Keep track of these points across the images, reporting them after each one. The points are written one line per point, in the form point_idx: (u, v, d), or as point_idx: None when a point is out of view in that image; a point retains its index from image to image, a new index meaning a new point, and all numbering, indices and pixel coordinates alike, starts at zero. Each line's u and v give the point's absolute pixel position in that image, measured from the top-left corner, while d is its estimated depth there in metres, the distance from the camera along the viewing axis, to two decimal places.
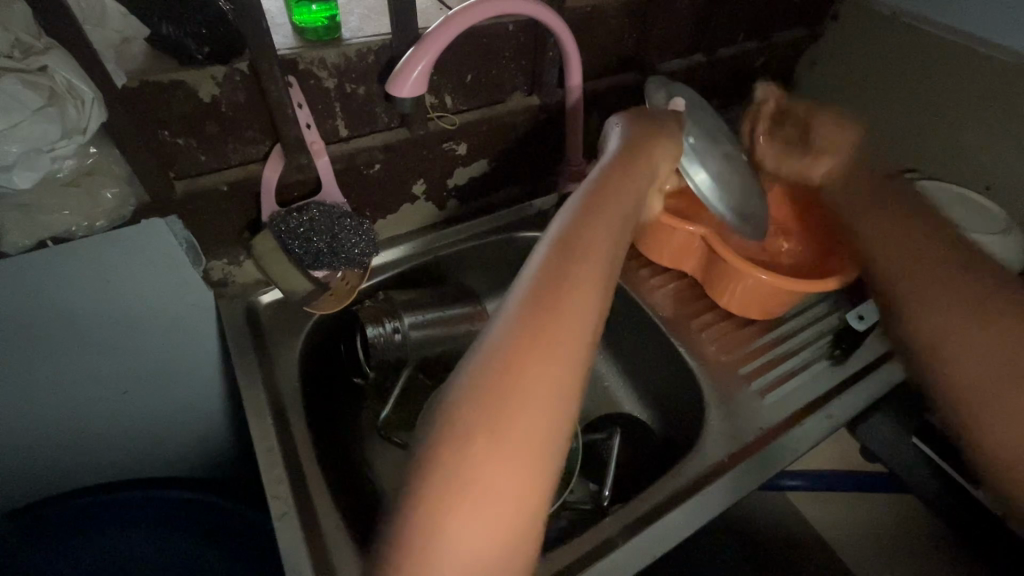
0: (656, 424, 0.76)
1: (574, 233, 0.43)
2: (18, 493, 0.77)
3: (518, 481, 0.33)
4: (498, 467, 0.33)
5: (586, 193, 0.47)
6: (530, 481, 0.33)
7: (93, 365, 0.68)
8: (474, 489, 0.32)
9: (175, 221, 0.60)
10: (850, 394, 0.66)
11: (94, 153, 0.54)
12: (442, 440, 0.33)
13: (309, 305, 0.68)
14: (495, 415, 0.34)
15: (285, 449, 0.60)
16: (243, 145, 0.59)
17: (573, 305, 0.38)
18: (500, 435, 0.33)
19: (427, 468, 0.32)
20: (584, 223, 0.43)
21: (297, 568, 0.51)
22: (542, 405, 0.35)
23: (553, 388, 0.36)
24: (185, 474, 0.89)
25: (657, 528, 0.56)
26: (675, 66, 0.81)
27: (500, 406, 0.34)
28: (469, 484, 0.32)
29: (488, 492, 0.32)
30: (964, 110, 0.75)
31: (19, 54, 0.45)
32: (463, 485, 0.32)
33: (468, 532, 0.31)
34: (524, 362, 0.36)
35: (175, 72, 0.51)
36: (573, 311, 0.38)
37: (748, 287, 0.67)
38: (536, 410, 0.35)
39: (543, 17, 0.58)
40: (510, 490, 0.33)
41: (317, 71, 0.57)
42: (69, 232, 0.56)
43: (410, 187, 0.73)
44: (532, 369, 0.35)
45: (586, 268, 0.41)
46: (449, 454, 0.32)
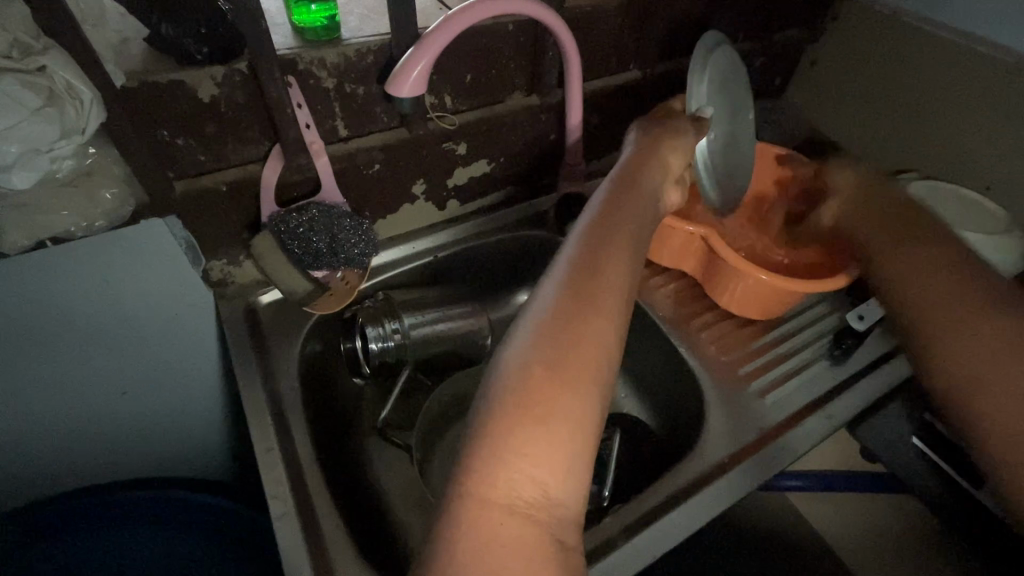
0: (656, 424, 0.76)
1: (597, 235, 0.46)
2: (17, 493, 0.77)
3: (560, 448, 0.36)
4: (534, 453, 0.35)
5: (602, 206, 0.50)
6: (574, 446, 0.36)
7: (94, 365, 0.68)
8: (525, 453, 0.35)
9: (174, 221, 0.60)
10: (850, 394, 0.66)
11: (94, 153, 0.54)
12: (483, 426, 0.36)
13: (310, 305, 0.68)
14: (526, 408, 0.36)
15: (284, 450, 0.60)
16: (243, 145, 0.59)
17: (595, 311, 0.41)
18: (546, 408, 0.36)
19: (471, 452, 0.35)
20: (606, 226, 0.47)
21: (297, 569, 0.51)
22: (574, 401, 0.37)
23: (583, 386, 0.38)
24: (185, 474, 0.89)
25: (657, 528, 0.56)
26: (675, 66, 0.80)
27: (545, 382, 0.37)
28: (508, 466, 0.35)
29: (536, 455, 0.35)
30: (965, 110, 0.75)
31: (19, 54, 0.45)
32: (503, 469, 0.35)
33: (507, 507, 0.33)
34: (555, 360, 0.38)
35: (175, 73, 0.51)
36: (604, 301, 0.42)
37: (748, 287, 0.67)
38: (568, 405, 0.37)
39: (543, 17, 0.58)
40: (545, 474, 0.35)
41: (317, 71, 0.57)
42: (68, 232, 0.55)
43: (410, 187, 0.73)
44: (572, 349, 0.39)
45: (613, 264, 0.44)
46: (487, 442, 0.35)
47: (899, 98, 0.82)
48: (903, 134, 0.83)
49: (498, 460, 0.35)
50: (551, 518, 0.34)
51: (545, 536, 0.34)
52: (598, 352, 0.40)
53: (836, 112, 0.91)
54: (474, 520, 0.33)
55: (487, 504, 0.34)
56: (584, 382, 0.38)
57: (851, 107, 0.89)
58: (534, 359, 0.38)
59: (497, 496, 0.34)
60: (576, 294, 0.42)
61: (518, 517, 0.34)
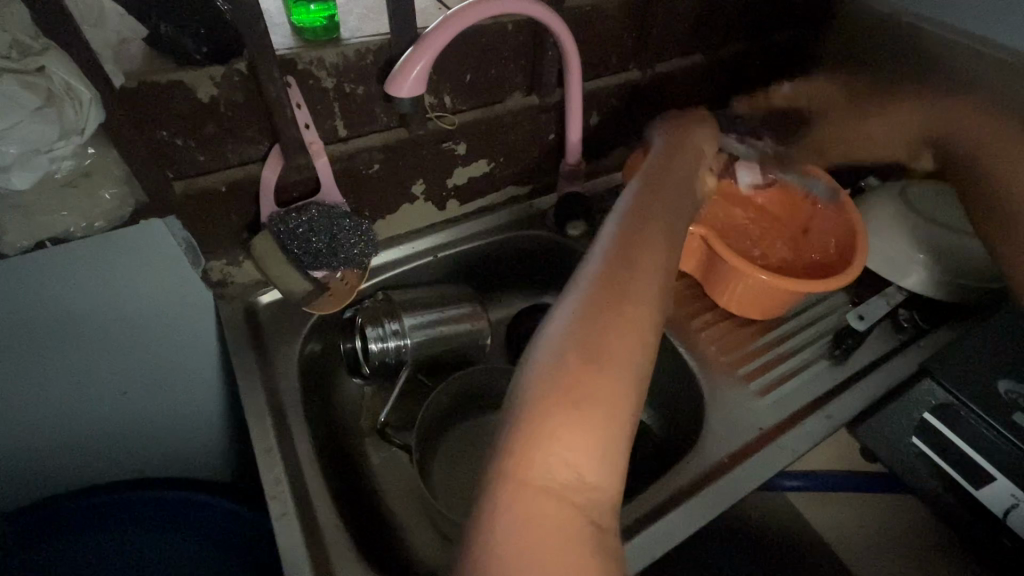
0: (657, 424, 0.76)
1: (630, 231, 0.48)
2: (17, 493, 0.77)
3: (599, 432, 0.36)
4: (574, 433, 0.35)
5: (628, 209, 0.51)
6: (610, 429, 0.36)
7: (94, 365, 0.68)
8: (564, 432, 0.35)
9: (174, 222, 0.61)
10: (849, 395, 0.66)
11: (93, 153, 0.53)
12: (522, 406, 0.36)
13: (309, 306, 0.67)
14: (565, 390, 0.36)
15: (284, 450, 0.60)
16: (243, 146, 0.59)
17: (630, 301, 0.42)
18: (582, 391, 0.37)
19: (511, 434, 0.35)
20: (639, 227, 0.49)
21: (297, 569, 0.51)
22: (614, 381, 0.38)
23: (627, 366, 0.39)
24: (184, 474, 0.89)
25: (658, 528, 0.56)
26: (675, 65, 0.80)
27: (582, 365, 0.38)
28: (550, 444, 0.35)
29: (573, 437, 0.35)
30: None
31: (17, 54, 0.45)
32: (544, 448, 0.35)
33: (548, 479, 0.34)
34: (595, 344, 0.39)
35: (174, 73, 0.51)
36: (636, 293, 0.43)
37: (746, 287, 0.67)
38: (609, 386, 0.37)
39: (543, 16, 0.58)
40: (588, 452, 0.35)
41: (316, 71, 0.57)
42: (67, 232, 0.55)
43: (410, 188, 0.73)
44: (609, 334, 0.40)
45: (644, 260, 0.45)
46: (526, 423, 0.35)
47: None
48: None
49: (535, 438, 0.35)
50: (586, 504, 0.34)
51: (583, 518, 0.34)
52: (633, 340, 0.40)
53: None
54: (512, 499, 0.33)
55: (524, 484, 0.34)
56: (623, 368, 0.38)
57: None
58: (573, 341, 0.39)
59: (535, 476, 0.34)
60: (609, 286, 0.43)
61: (558, 498, 0.34)
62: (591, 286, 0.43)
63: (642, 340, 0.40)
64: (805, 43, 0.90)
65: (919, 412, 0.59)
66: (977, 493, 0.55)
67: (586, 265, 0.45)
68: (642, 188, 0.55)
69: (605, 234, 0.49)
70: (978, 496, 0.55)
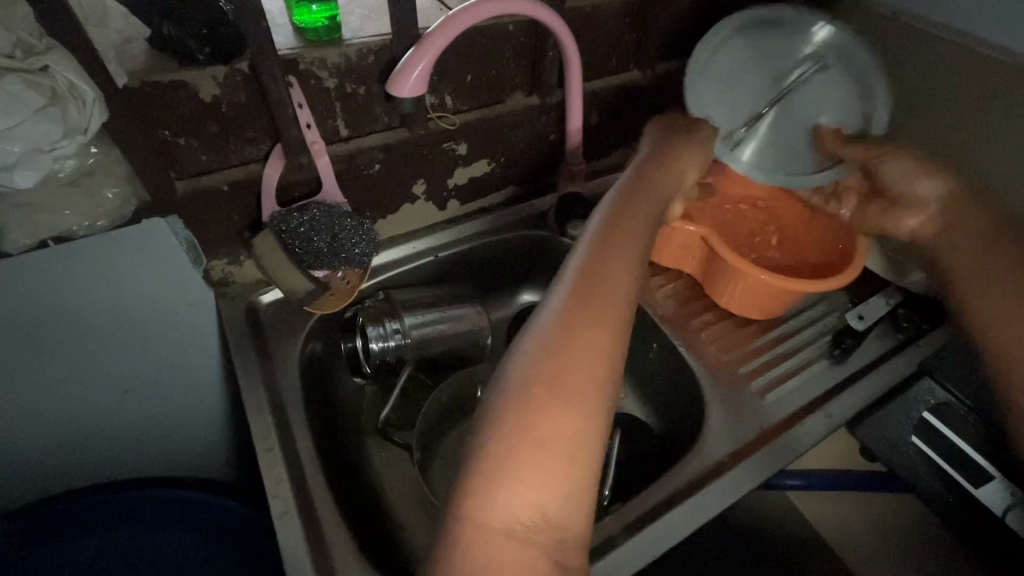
0: (656, 424, 0.76)
1: (602, 249, 0.46)
2: (19, 492, 0.77)
3: (561, 468, 0.35)
4: (534, 469, 0.35)
5: (604, 218, 0.49)
6: (573, 462, 0.36)
7: (96, 364, 0.68)
8: (522, 468, 0.35)
9: (174, 221, 0.59)
10: (848, 394, 0.66)
11: (95, 152, 0.54)
12: (484, 441, 0.36)
13: (309, 305, 0.68)
14: (524, 425, 0.36)
15: (284, 449, 0.60)
16: (245, 145, 0.59)
17: (594, 324, 0.41)
18: (540, 433, 0.36)
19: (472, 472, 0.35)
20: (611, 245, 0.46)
21: (298, 568, 0.51)
22: (578, 414, 0.37)
23: (591, 396, 0.38)
24: (184, 473, 0.89)
25: (658, 527, 0.56)
26: (674, 66, 0.81)
27: (544, 404, 0.37)
28: (510, 482, 0.35)
29: (534, 479, 0.35)
30: None
31: (21, 54, 0.46)
32: (503, 486, 0.35)
33: (507, 515, 0.34)
34: (558, 373, 0.38)
35: (176, 73, 0.52)
36: (604, 320, 0.41)
37: (746, 286, 0.67)
38: (570, 419, 0.37)
39: (543, 17, 0.58)
40: (549, 488, 0.35)
41: (317, 71, 0.57)
42: (70, 232, 0.56)
43: (410, 187, 0.74)
44: (571, 362, 0.39)
45: (614, 283, 0.44)
46: (485, 460, 0.35)
47: None
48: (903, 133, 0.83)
49: (492, 480, 0.35)
50: (550, 542, 0.34)
51: (545, 555, 0.34)
52: (599, 372, 0.39)
53: None
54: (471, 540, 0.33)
55: (482, 530, 0.34)
56: (587, 403, 0.38)
57: None
58: (534, 377, 0.38)
59: (491, 524, 0.34)
60: (576, 309, 0.42)
61: (519, 535, 0.34)
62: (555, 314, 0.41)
63: (608, 369, 0.40)
64: None
65: (919, 412, 0.60)
66: (976, 492, 0.55)
67: (556, 286, 0.44)
68: (622, 195, 0.53)
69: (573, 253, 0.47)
70: (977, 495, 0.55)
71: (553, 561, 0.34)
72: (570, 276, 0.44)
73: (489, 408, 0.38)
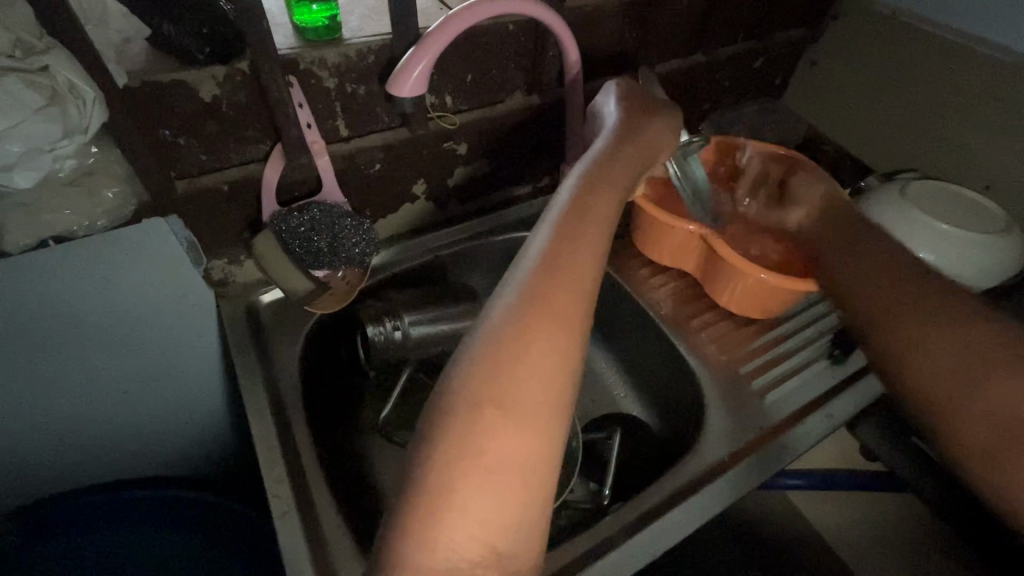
0: (657, 424, 0.76)
1: (560, 243, 0.42)
2: (19, 492, 0.77)
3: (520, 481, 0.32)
4: (491, 485, 0.31)
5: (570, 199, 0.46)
6: (534, 472, 0.32)
7: (95, 364, 0.68)
8: (478, 484, 0.30)
9: (175, 221, 0.60)
10: (848, 394, 0.67)
11: (96, 152, 0.55)
12: (435, 449, 0.31)
13: (310, 305, 0.67)
14: (481, 431, 0.32)
15: (284, 449, 0.60)
16: (244, 145, 0.59)
17: (559, 315, 0.38)
18: (490, 452, 0.31)
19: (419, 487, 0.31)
20: (569, 239, 0.42)
21: (298, 568, 0.51)
22: (542, 416, 0.33)
23: (555, 395, 0.35)
24: (184, 473, 0.89)
25: (658, 526, 0.56)
26: (674, 65, 0.81)
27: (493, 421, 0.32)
28: (463, 501, 0.30)
29: (482, 507, 0.30)
30: (966, 111, 0.75)
31: (21, 53, 0.45)
32: (455, 505, 0.30)
33: (460, 539, 0.30)
34: (519, 370, 0.34)
35: (176, 72, 0.51)
36: (564, 313, 0.38)
37: (746, 285, 0.67)
38: (534, 423, 0.33)
39: (543, 17, 0.58)
40: (506, 506, 0.31)
41: (317, 71, 0.57)
42: (70, 231, 0.56)
43: (410, 187, 0.74)
44: (533, 358, 0.35)
45: (571, 280, 0.40)
46: (435, 475, 0.31)
47: (899, 98, 0.82)
48: (903, 132, 0.83)
49: (441, 496, 0.30)
50: (506, 568, 0.30)
51: None
52: (561, 368, 0.36)
53: (837, 112, 0.91)
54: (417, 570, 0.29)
55: (422, 574, 0.29)
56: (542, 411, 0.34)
57: (850, 107, 0.89)
58: (480, 388, 0.33)
59: (432, 565, 0.29)
60: (538, 296, 0.38)
61: (471, 564, 0.30)
62: (507, 314, 0.37)
63: (564, 377, 0.35)
64: (804, 43, 0.90)
65: None
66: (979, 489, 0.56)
67: (518, 270, 0.40)
68: (589, 174, 0.50)
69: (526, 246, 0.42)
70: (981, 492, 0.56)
71: None
72: (533, 260, 0.40)
73: (437, 409, 0.33)
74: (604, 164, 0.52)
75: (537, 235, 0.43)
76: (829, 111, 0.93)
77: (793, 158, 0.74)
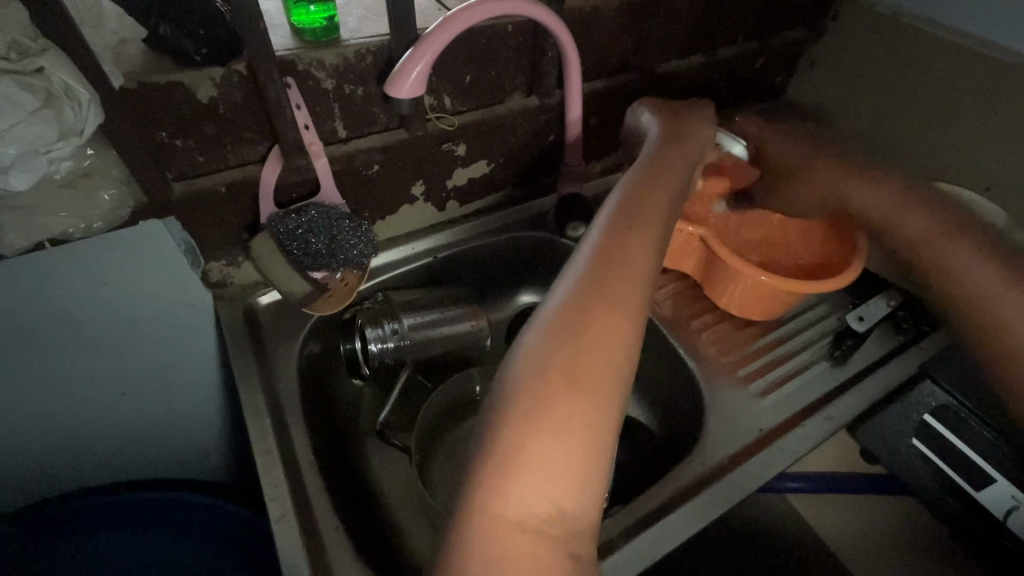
0: (656, 426, 0.76)
1: (604, 254, 0.47)
2: (18, 494, 0.77)
3: (575, 462, 0.36)
4: (547, 462, 0.36)
5: (611, 216, 0.52)
6: (589, 452, 0.37)
7: (94, 366, 0.68)
8: (538, 461, 0.36)
9: (173, 223, 0.60)
10: (851, 396, 0.66)
11: (91, 154, 0.54)
12: (498, 434, 0.37)
13: (308, 306, 0.67)
14: (537, 419, 0.37)
15: (283, 452, 0.60)
16: (242, 146, 0.59)
17: (604, 314, 0.43)
18: (539, 449, 0.36)
19: (487, 465, 0.36)
20: (614, 261, 0.47)
21: (296, 571, 0.51)
22: (595, 405, 0.38)
23: (607, 388, 0.39)
24: (182, 474, 0.89)
25: (657, 529, 0.56)
26: (674, 66, 0.80)
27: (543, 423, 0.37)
28: (525, 476, 0.35)
29: (536, 492, 0.35)
30: (967, 112, 0.74)
31: (16, 55, 0.45)
32: (519, 479, 0.35)
33: (524, 507, 0.35)
34: (571, 366, 0.40)
35: (172, 74, 0.51)
36: (613, 311, 0.43)
37: (747, 287, 0.67)
38: (585, 412, 0.38)
39: (542, 16, 0.58)
40: (565, 479, 0.36)
41: (315, 72, 0.57)
42: (66, 233, 0.55)
43: (409, 188, 0.73)
44: (582, 352, 0.40)
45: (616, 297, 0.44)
46: (500, 456, 0.36)
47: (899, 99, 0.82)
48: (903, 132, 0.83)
49: (505, 473, 0.35)
50: (567, 535, 0.35)
51: (560, 550, 0.34)
52: (611, 359, 0.40)
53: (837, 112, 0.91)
54: (488, 537, 0.34)
55: (494, 541, 0.34)
56: (588, 414, 0.38)
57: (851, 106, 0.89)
58: (529, 395, 0.38)
59: (505, 533, 0.34)
60: (585, 300, 0.43)
61: (536, 529, 0.34)
62: (553, 330, 0.42)
63: (617, 368, 0.40)
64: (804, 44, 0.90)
65: (919, 413, 0.60)
66: (977, 495, 0.56)
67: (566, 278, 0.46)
68: (630, 193, 0.55)
69: (572, 266, 0.47)
70: (979, 498, 0.56)
71: (571, 553, 0.35)
72: (579, 270, 0.46)
73: (501, 402, 0.38)
74: (639, 186, 0.57)
75: (583, 249, 0.49)
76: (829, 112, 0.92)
77: None
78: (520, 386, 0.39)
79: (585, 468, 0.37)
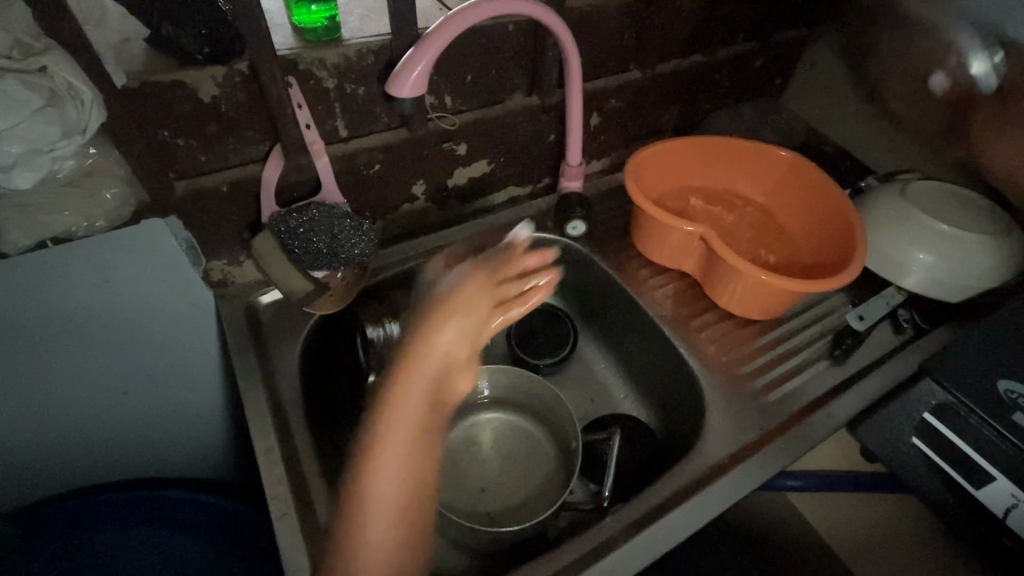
0: (656, 424, 0.76)
1: (406, 375, 0.59)
2: (20, 492, 0.78)
3: (381, 534, 0.51)
4: (381, 518, 0.51)
5: (436, 303, 0.65)
6: (411, 517, 0.52)
7: (95, 365, 0.68)
8: (385, 518, 0.51)
9: (175, 222, 0.60)
10: (851, 394, 0.66)
11: (94, 153, 0.54)
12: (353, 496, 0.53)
13: (309, 305, 0.67)
14: (365, 494, 0.52)
15: (284, 450, 0.60)
16: (244, 145, 0.59)
17: (405, 413, 0.57)
18: (374, 534, 0.51)
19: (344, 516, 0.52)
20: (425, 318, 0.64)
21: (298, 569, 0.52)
22: (405, 496, 0.53)
23: (417, 486, 0.54)
24: (184, 472, 0.89)
25: (657, 527, 0.56)
26: (674, 66, 0.81)
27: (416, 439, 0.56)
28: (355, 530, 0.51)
29: (365, 541, 0.50)
30: (966, 113, 0.75)
31: (19, 54, 0.45)
32: (357, 531, 0.51)
33: (365, 556, 0.50)
34: (386, 454, 0.54)
35: (175, 73, 0.51)
36: (422, 435, 0.56)
37: (746, 285, 0.67)
38: (406, 486, 0.53)
39: (543, 17, 0.58)
40: (387, 529, 0.51)
41: (317, 71, 0.57)
42: (69, 232, 0.56)
43: (410, 188, 0.73)
44: (417, 466, 0.55)
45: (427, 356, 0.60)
46: (353, 510, 0.52)
47: (901, 99, 0.82)
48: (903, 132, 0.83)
49: (353, 531, 0.51)
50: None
51: None
52: (412, 480, 0.54)
53: (838, 111, 0.91)
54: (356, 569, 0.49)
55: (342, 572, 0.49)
56: (391, 520, 0.51)
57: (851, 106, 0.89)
58: (370, 466, 0.54)
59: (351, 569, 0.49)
60: (394, 424, 0.56)
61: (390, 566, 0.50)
62: (369, 437, 0.56)
63: (426, 463, 0.55)
64: (804, 44, 0.90)
65: (920, 412, 0.59)
66: (977, 493, 0.55)
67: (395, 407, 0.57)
68: (470, 274, 0.66)
69: (393, 368, 0.60)
70: (977, 496, 0.55)
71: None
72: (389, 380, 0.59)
73: (353, 474, 0.54)
74: (462, 282, 0.66)
75: (388, 381, 0.59)
76: (830, 112, 0.93)
77: (793, 159, 0.74)
78: (362, 460, 0.55)
79: (405, 519, 0.52)
